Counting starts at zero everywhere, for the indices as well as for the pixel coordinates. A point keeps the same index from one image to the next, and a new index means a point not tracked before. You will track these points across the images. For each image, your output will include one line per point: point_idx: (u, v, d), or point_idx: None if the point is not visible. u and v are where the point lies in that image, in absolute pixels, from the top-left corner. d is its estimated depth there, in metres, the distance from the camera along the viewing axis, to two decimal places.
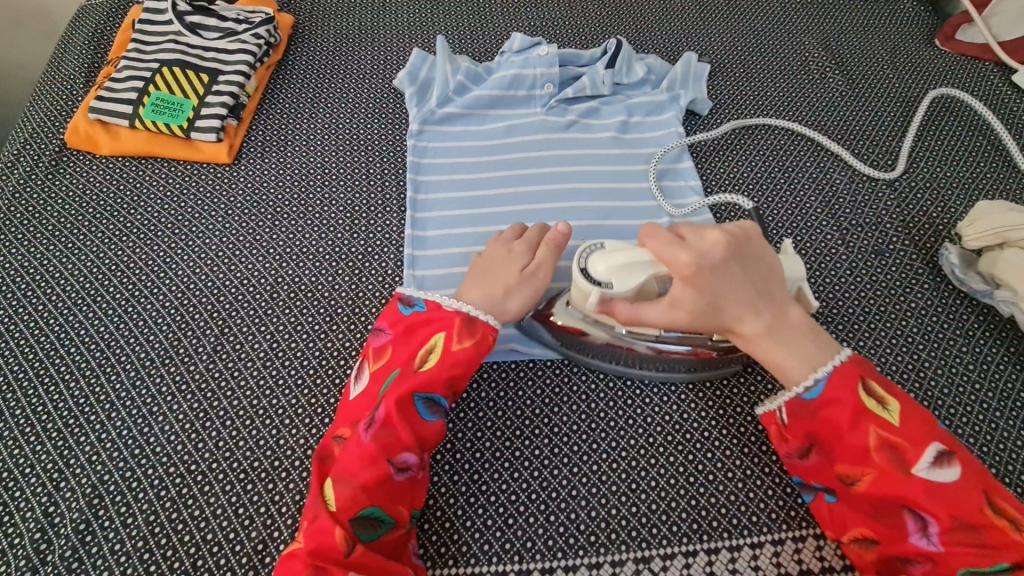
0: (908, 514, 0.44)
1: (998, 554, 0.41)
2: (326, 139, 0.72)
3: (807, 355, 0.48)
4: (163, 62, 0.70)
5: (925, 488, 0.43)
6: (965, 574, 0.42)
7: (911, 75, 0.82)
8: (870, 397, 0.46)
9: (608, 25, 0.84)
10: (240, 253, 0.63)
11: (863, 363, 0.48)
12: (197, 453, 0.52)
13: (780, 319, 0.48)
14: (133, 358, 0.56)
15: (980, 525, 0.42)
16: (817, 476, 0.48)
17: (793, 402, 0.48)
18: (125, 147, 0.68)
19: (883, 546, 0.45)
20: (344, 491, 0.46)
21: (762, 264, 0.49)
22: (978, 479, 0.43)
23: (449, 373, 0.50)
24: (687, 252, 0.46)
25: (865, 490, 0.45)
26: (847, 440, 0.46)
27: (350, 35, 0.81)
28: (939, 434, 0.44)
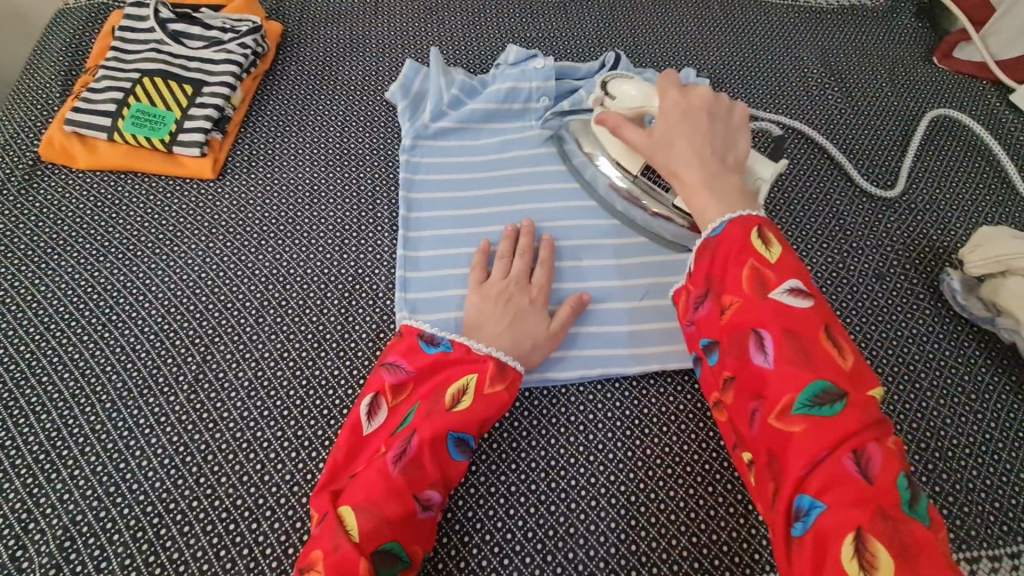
0: (754, 337, 0.44)
1: (832, 383, 0.42)
2: (316, 153, 0.70)
3: (723, 200, 0.52)
4: (144, 73, 0.67)
5: (780, 313, 0.44)
6: (794, 398, 0.42)
7: (909, 93, 0.81)
8: (755, 238, 0.48)
9: (605, 38, 0.82)
10: (224, 274, 0.60)
11: (762, 219, 0.50)
12: (176, 491, 0.49)
13: (718, 175, 0.53)
14: (109, 388, 0.54)
15: (818, 351, 0.43)
16: (700, 328, 0.49)
17: (697, 247, 0.51)
18: (104, 162, 0.65)
19: (738, 379, 0.45)
20: (367, 523, 0.44)
21: (727, 130, 0.56)
22: (827, 318, 0.45)
23: (480, 415, 0.49)
24: (678, 93, 0.58)
25: (732, 318, 0.46)
26: (728, 274, 0.47)
27: (341, 45, 0.79)
28: (806, 279, 0.46)
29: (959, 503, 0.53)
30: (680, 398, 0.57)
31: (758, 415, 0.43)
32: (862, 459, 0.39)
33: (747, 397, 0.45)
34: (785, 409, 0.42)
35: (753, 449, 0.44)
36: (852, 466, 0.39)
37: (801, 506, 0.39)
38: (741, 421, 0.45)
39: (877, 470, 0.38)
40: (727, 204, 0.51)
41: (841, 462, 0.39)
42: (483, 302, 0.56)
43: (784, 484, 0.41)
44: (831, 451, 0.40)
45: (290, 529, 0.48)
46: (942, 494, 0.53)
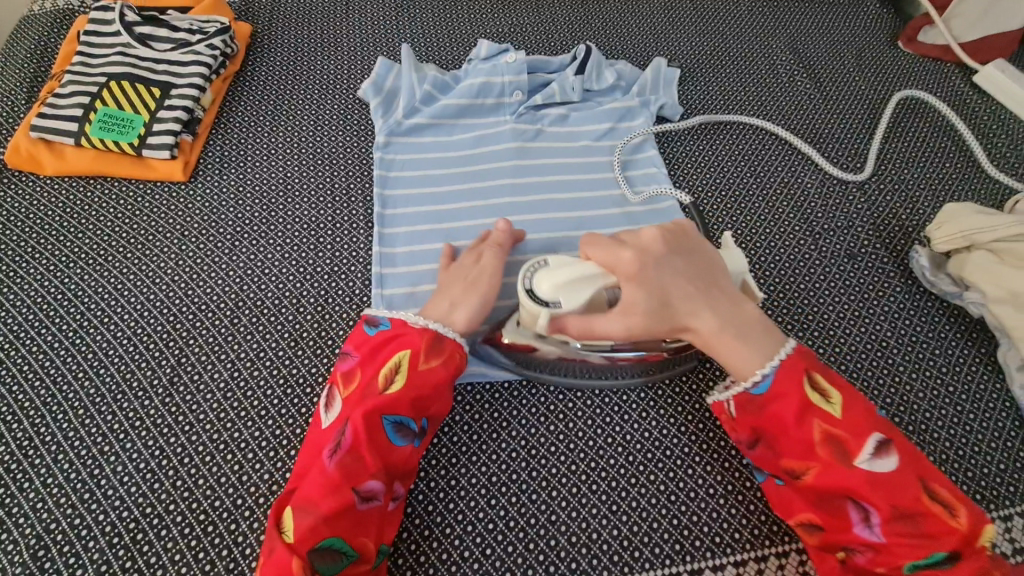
0: (853, 507, 0.44)
1: (935, 538, 0.43)
2: (288, 153, 0.69)
3: (761, 346, 0.48)
4: (111, 76, 0.67)
5: (868, 481, 0.44)
6: (906, 563, 0.43)
7: (876, 77, 0.83)
8: (814, 389, 0.47)
9: (576, 31, 0.83)
10: (197, 277, 0.60)
11: (806, 355, 0.49)
12: (153, 495, 0.49)
13: (732, 315, 0.49)
14: (82, 395, 0.53)
15: (916, 509, 0.44)
16: (768, 470, 0.49)
17: (738, 398, 0.49)
18: (72, 168, 0.64)
19: (828, 534, 0.46)
20: (304, 520, 0.44)
21: (708, 262, 0.51)
22: (915, 466, 0.45)
23: (415, 394, 0.48)
24: (629, 252, 0.49)
25: (809, 484, 0.46)
26: (794, 435, 0.46)
27: (312, 44, 0.78)
28: (878, 423, 0.46)
29: None
30: (658, 383, 0.57)
31: (865, 567, 0.45)
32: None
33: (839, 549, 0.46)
34: (894, 566, 0.43)
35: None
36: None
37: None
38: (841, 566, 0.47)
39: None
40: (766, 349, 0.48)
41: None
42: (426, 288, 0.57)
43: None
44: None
45: None
46: None
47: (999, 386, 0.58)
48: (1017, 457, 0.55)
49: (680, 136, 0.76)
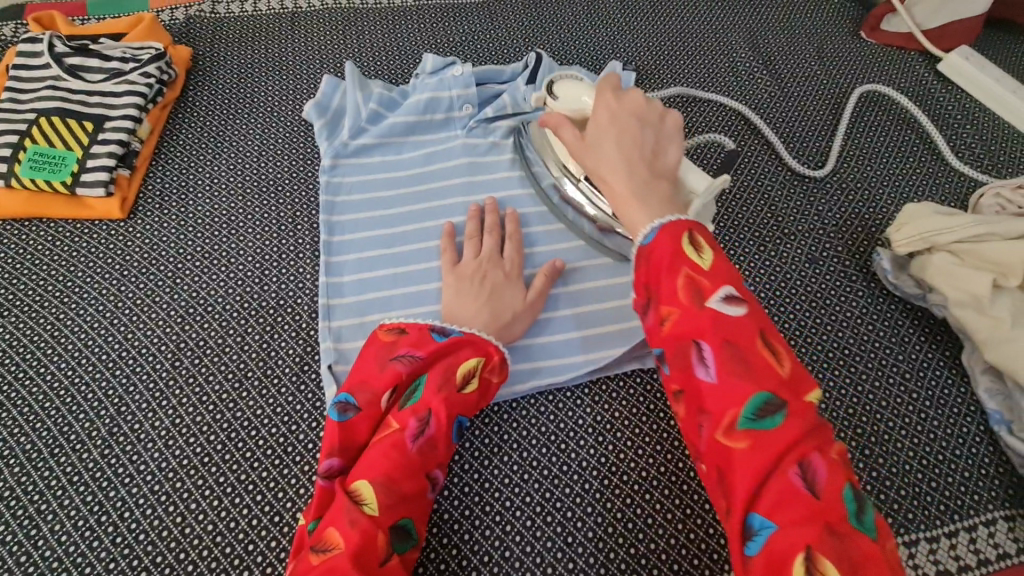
0: (693, 351, 0.37)
1: (764, 386, 0.35)
2: (232, 182, 0.67)
3: (655, 207, 0.44)
4: (40, 112, 0.64)
5: (716, 321, 0.37)
6: (742, 421, 0.35)
7: (838, 70, 0.81)
8: (687, 243, 0.40)
9: (529, 38, 0.80)
10: (138, 318, 0.58)
11: (696, 223, 0.42)
12: (92, 554, 0.47)
13: (647, 181, 0.46)
14: (17, 451, 0.51)
15: (758, 360, 0.36)
16: (633, 339, 0.43)
17: (632, 254, 0.43)
18: (3, 209, 0.62)
19: (684, 395, 0.38)
20: (386, 500, 0.43)
21: (657, 139, 0.48)
22: (763, 323, 0.38)
23: (481, 397, 0.50)
24: (611, 96, 0.51)
25: (671, 328, 0.39)
26: (663, 287, 0.39)
27: (255, 65, 0.76)
28: (738, 281, 0.39)
29: (895, 487, 0.52)
30: (613, 406, 0.56)
31: (704, 431, 0.37)
32: (807, 471, 0.34)
33: (691, 410, 0.38)
34: (727, 425, 0.35)
35: (699, 468, 0.38)
36: (798, 483, 0.33)
37: (751, 526, 0.34)
38: (691, 439, 0.39)
39: (824, 485, 0.33)
40: (657, 214, 0.43)
41: (787, 478, 0.34)
42: (466, 285, 0.55)
43: (732, 507, 0.35)
44: (780, 475, 0.34)
45: None
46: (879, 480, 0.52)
47: (963, 390, 0.57)
48: (981, 464, 0.54)
49: None
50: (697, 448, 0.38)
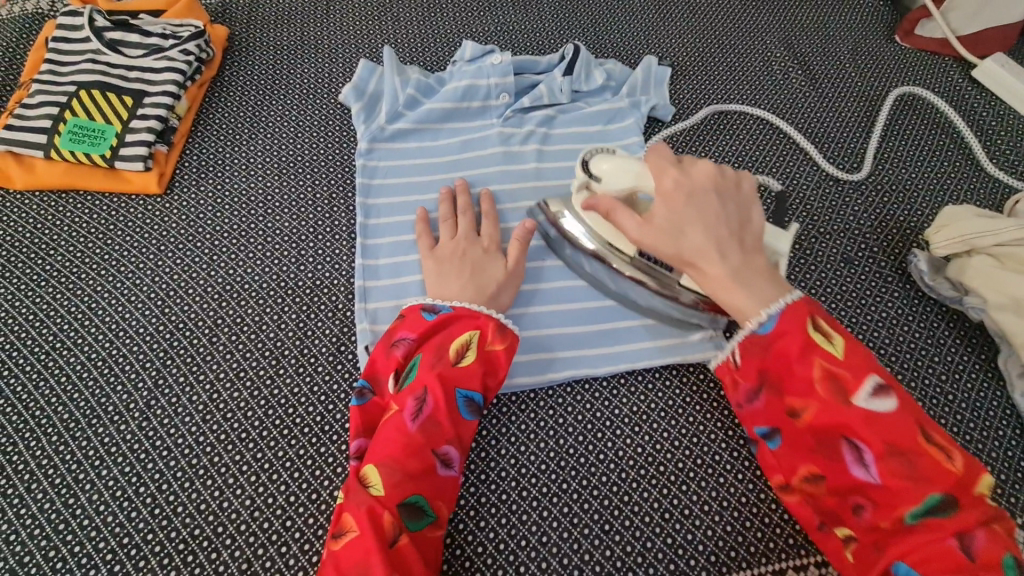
0: (848, 447, 0.42)
1: (933, 486, 0.39)
2: (268, 162, 0.67)
3: (761, 296, 0.46)
4: (80, 85, 0.64)
5: (867, 420, 0.41)
6: (900, 509, 0.40)
7: (873, 73, 0.81)
8: (816, 331, 0.44)
9: (564, 29, 0.80)
10: (175, 293, 0.58)
11: (811, 303, 0.46)
12: (130, 524, 0.47)
13: (745, 264, 0.47)
14: (55, 420, 0.51)
15: (919, 455, 0.40)
16: (759, 417, 0.48)
17: (745, 340, 0.47)
18: (41, 180, 0.62)
19: (829, 480, 0.44)
20: (391, 478, 0.44)
21: (739, 209, 0.49)
22: (915, 414, 0.41)
23: (483, 372, 0.49)
24: (677, 173, 0.49)
25: (811, 421, 0.43)
26: (795, 372, 0.44)
27: (291, 47, 0.76)
28: (880, 368, 0.43)
29: None
30: (650, 397, 0.56)
31: (864, 512, 0.42)
32: (963, 540, 0.38)
33: (838, 493, 0.43)
34: (892, 516, 0.41)
35: (859, 535, 0.43)
36: (955, 548, 0.38)
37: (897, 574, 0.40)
38: (840, 510, 0.44)
39: (980, 554, 0.38)
40: (768, 300, 0.46)
41: (945, 544, 0.38)
42: (445, 265, 0.55)
43: (883, 557, 0.41)
44: (938, 542, 0.39)
45: (252, 557, 0.47)
46: None
47: (999, 393, 0.57)
48: (1017, 467, 0.54)
49: (672, 138, 0.74)
50: (852, 520, 0.43)
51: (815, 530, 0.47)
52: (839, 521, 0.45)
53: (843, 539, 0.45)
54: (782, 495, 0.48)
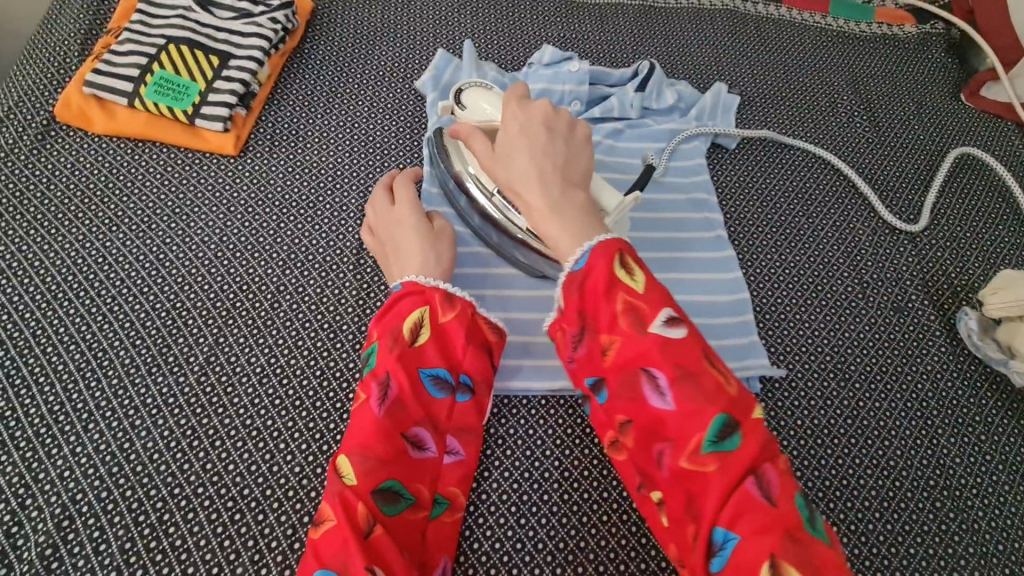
0: (646, 379, 0.42)
1: (717, 406, 0.40)
2: (340, 137, 0.68)
3: (576, 229, 0.47)
4: (169, 39, 0.65)
5: (662, 345, 0.42)
6: (697, 439, 0.40)
7: (936, 128, 0.82)
8: (619, 266, 0.45)
9: (638, 46, 0.81)
10: (240, 254, 0.59)
11: (624, 242, 0.46)
12: (182, 476, 0.48)
13: (565, 197, 0.48)
14: (117, 364, 0.52)
15: (706, 382, 0.41)
16: (584, 369, 0.47)
17: (565, 280, 0.47)
18: (122, 128, 0.63)
19: (635, 425, 0.43)
20: (361, 467, 0.43)
21: (568, 148, 0.50)
22: (704, 344, 0.43)
23: (442, 347, 0.50)
24: (518, 107, 0.52)
25: (616, 359, 0.44)
26: (602, 311, 0.44)
27: (371, 28, 0.77)
28: (676, 304, 0.44)
29: (963, 542, 0.53)
30: None
31: (665, 458, 0.42)
32: (763, 483, 0.38)
33: (647, 438, 0.43)
34: (688, 450, 0.40)
35: (663, 490, 0.43)
36: (754, 490, 0.38)
37: (716, 540, 0.39)
38: (648, 463, 0.44)
39: (777, 492, 0.38)
40: (580, 233, 0.47)
41: (744, 486, 0.38)
42: (384, 253, 0.57)
43: (701, 526, 0.39)
44: (738, 483, 0.39)
45: (297, 524, 0.47)
46: (947, 533, 0.53)
47: None
48: None
49: (735, 166, 0.74)
50: (657, 474, 0.43)
51: (637, 493, 0.47)
52: (652, 484, 0.44)
53: (657, 502, 0.44)
54: (613, 453, 0.48)
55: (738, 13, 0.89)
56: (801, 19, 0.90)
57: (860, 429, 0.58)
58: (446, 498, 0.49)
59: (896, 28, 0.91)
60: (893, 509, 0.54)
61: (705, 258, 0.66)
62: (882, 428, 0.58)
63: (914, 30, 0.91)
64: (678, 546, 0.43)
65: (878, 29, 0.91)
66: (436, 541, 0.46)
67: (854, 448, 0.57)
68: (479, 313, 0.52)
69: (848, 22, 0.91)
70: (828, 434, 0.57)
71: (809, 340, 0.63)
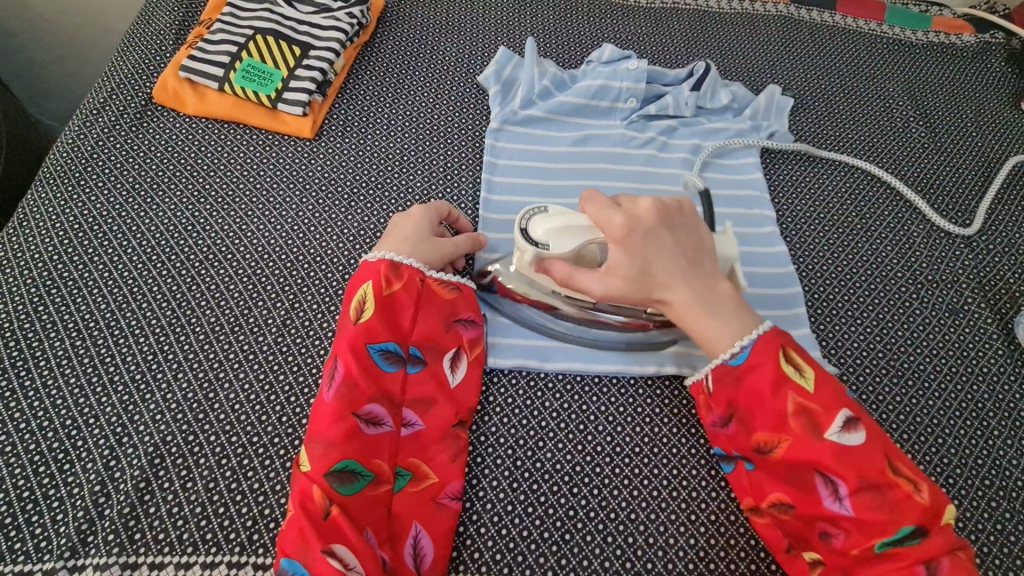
0: (822, 479, 0.46)
1: (900, 511, 0.44)
2: (406, 125, 0.72)
3: (731, 323, 0.51)
4: (256, 30, 0.70)
5: (837, 451, 0.45)
6: (873, 539, 0.44)
7: (996, 134, 0.81)
8: (788, 364, 0.49)
9: (692, 48, 0.83)
10: (313, 228, 0.63)
11: (785, 337, 0.51)
12: (261, 426, 0.51)
13: (706, 291, 0.52)
14: (203, 321, 0.56)
15: (886, 485, 0.45)
16: (735, 445, 0.51)
17: (717, 369, 0.51)
18: (211, 111, 0.69)
19: (799, 511, 0.47)
20: (314, 455, 0.47)
21: (693, 238, 0.53)
22: (883, 444, 0.47)
23: (386, 321, 0.53)
24: (624, 219, 0.51)
25: (784, 455, 0.47)
26: (769, 406, 0.48)
27: (436, 26, 0.81)
28: (849, 402, 0.48)
29: (1020, 543, 0.52)
30: None
31: (834, 541, 0.46)
32: (935, 571, 0.43)
33: (810, 521, 0.47)
34: (864, 541, 0.44)
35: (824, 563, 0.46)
36: None
37: None
38: (808, 538, 0.47)
39: None
40: (738, 328, 0.51)
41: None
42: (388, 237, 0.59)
43: None
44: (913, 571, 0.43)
45: None
46: (1003, 533, 0.53)
47: None
48: None
49: (787, 168, 0.75)
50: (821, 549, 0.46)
51: (783, 553, 0.49)
52: (807, 545, 0.47)
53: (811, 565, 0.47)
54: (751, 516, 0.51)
55: (793, 19, 0.90)
56: (856, 26, 0.91)
57: (912, 426, 0.58)
58: (408, 470, 0.49)
59: (953, 37, 0.91)
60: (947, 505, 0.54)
61: (756, 253, 0.67)
62: (936, 427, 0.58)
63: (973, 39, 0.91)
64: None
65: (935, 37, 0.91)
66: (404, 513, 0.48)
67: (906, 444, 0.57)
68: (429, 278, 0.56)
69: (904, 31, 0.91)
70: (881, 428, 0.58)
71: (861, 337, 0.63)
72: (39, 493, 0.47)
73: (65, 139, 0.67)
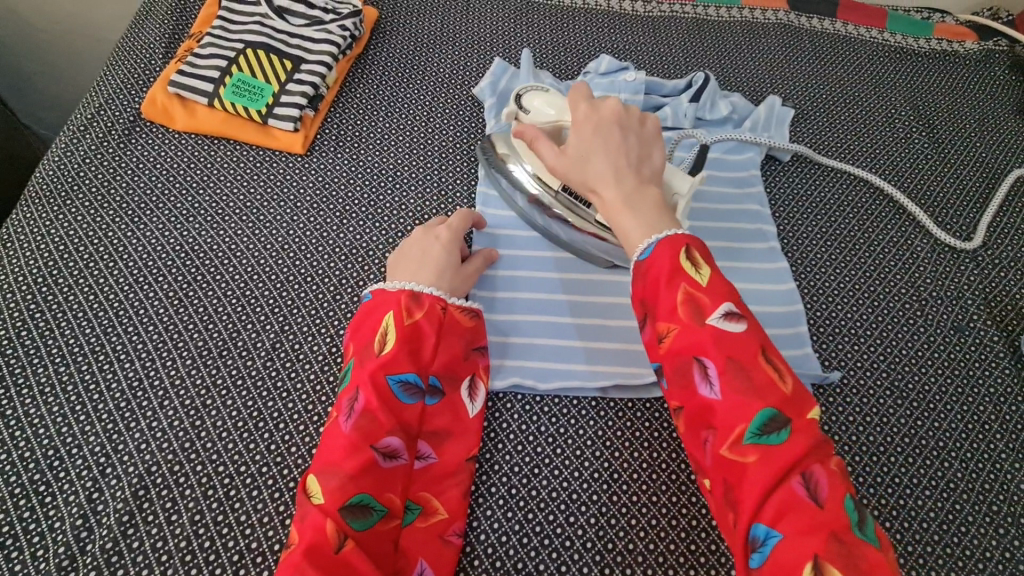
0: (697, 369, 0.43)
1: (768, 407, 0.41)
2: (400, 140, 0.70)
3: (650, 222, 0.49)
4: (247, 43, 0.69)
5: (714, 338, 0.43)
6: (742, 434, 0.41)
7: (999, 145, 0.79)
8: (686, 259, 0.46)
9: (691, 58, 0.82)
10: (304, 246, 0.62)
11: (692, 239, 0.48)
12: (248, 455, 0.50)
13: (636, 190, 0.50)
14: (191, 346, 0.55)
15: (758, 380, 0.42)
16: (639, 354, 0.48)
17: (630, 269, 0.49)
18: (201, 126, 0.67)
19: (685, 413, 0.44)
20: (328, 485, 0.44)
21: (639, 146, 0.52)
22: (762, 339, 0.44)
23: (409, 349, 0.51)
24: (588, 106, 0.54)
25: (670, 346, 0.45)
26: (663, 298, 0.46)
27: (431, 37, 0.80)
28: (736, 298, 0.45)
29: None
30: None
31: (709, 446, 0.43)
32: (811, 484, 0.39)
33: (694, 427, 0.44)
34: (731, 439, 0.41)
35: (706, 479, 0.43)
36: (803, 492, 0.38)
37: (757, 536, 0.39)
38: (694, 453, 0.44)
39: (826, 496, 0.38)
40: (652, 227, 0.49)
41: (790, 488, 0.39)
42: (406, 255, 0.58)
43: (738, 517, 0.40)
44: (783, 480, 0.39)
45: None
46: (1012, 562, 0.51)
47: None
48: None
49: (788, 180, 0.74)
50: (701, 462, 0.43)
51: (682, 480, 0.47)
52: (701, 475, 0.45)
53: (706, 496, 0.45)
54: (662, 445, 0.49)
55: (793, 27, 0.89)
56: (857, 34, 0.90)
57: (917, 449, 0.56)
58: (418, 504, 0.48)
59: (956, 45, 0.89)
60: (955, 533, 0.52)
61: (757, 268, 0.66)
62: (941, 450, 0.56)
63: (975, 47, 0.89)
64: (719, 537, 0.43)
65: (937, 45, 0.89)
66: (412, 549, 0.46)
67: (912, 469, 0.55)
68: (450, 305, 0.54)
69: (905, 38, 0.90)
70: (885, 451, 0.56)
71: (864, 356, 0.62)
72: (19, 528, 0.45)
73: (52, 156, 0.65)
